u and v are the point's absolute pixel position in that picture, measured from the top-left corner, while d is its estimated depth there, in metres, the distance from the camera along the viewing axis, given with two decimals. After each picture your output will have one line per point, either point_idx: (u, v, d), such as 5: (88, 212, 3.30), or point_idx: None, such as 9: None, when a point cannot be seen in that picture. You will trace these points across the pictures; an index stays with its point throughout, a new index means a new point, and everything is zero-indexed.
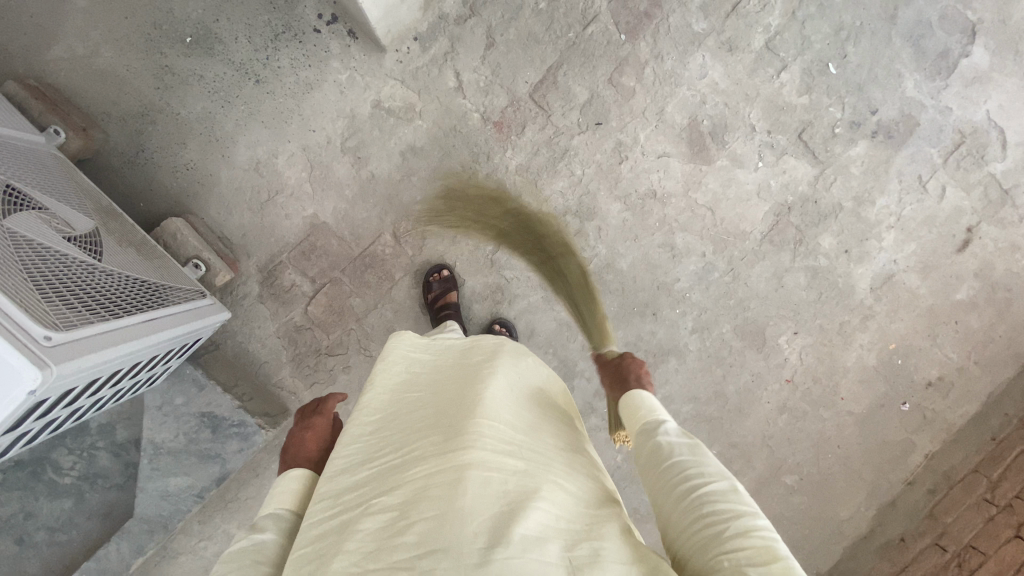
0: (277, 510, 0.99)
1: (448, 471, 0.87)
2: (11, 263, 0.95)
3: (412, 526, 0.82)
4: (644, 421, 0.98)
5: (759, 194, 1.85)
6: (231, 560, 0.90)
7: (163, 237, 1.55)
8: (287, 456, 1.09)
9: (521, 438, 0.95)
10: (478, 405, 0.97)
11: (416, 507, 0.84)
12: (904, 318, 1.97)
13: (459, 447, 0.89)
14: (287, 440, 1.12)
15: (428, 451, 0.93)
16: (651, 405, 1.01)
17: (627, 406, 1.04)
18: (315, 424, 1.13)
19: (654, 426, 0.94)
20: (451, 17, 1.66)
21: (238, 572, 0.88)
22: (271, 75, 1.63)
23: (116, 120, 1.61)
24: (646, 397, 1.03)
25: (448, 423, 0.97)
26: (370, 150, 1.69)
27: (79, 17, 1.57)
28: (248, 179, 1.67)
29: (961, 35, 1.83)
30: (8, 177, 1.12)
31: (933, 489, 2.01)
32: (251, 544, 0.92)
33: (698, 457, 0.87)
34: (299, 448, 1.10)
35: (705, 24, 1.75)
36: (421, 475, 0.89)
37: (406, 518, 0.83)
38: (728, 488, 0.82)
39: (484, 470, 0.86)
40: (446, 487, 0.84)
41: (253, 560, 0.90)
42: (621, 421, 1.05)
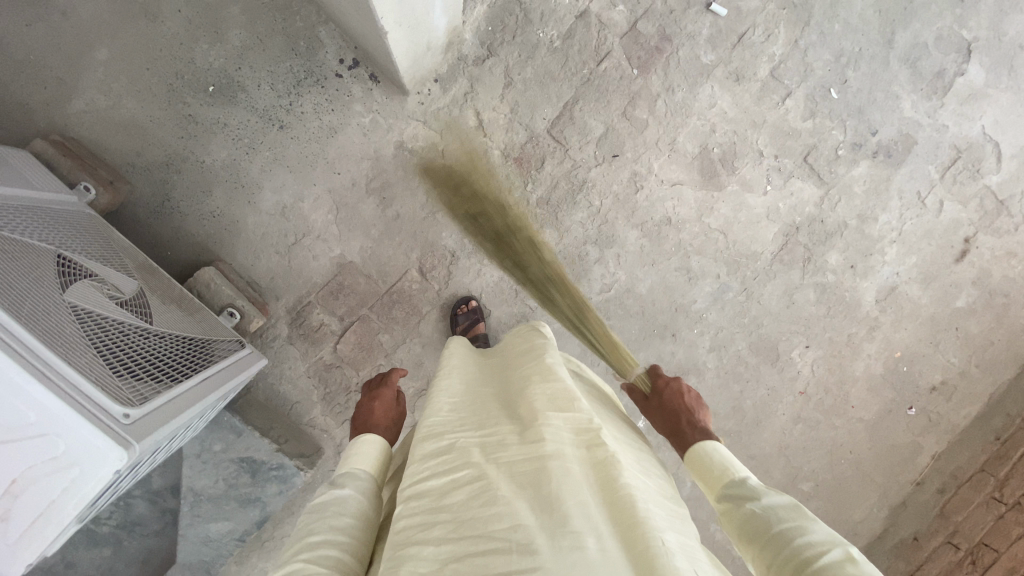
0: (354, 468, 1.03)
1: (533, 458, 0.88)
2: (79, 339, 0.98)
3: (505, 502, 0.81)
4: (726, 480, 0.97)
5: (769, 216, 1.93)
6: (314, 511, 0.93)
7: (196, 288, 1.57)
8: (359, 424, 1.13)
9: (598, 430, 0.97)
10: (552, 400, 1.00)
11: (504, 486, 0.85)
12: (908, 327, 2.06)
13: (540, 434, 0.91)
14: (357, 409, 1.18)
15: (508, 437, 0.94)
16: (725, 458, 1.01)
17: (703, 469, 1.02)
18: (382, 394, 1.19)
19: (742, 489, 0.94)
20: (470, 58, 1.70)
21: (320, 522, 0.90)
22: (294, 121, 1.65)
23: (140, 170, 1.61)
24: (717, 448, 1.03)
25: (526, 414, 0.99)
26: (395, 190, 1.73)
27: (100, 70, 1.57)
28: (275, 223, 1.69)
29: (956, 55, 1.92)
30: (58, 247, 1.14)
31: (942, 488, 2.11)
32: (330, 497, 0.95)
33: (803, 523, 0.85)
34: (368, 419, 1.14)
35: (713, 56, 1.82)
36: (505, 460, 0.90)
37: (496, 494, 0.83)
38: (844, 558, 0.80)
39: (568, 459, 0.88)
40: (535, 471, 0.86)
41: (333, 511, 0.92)
42: (694, 476, 1.05)
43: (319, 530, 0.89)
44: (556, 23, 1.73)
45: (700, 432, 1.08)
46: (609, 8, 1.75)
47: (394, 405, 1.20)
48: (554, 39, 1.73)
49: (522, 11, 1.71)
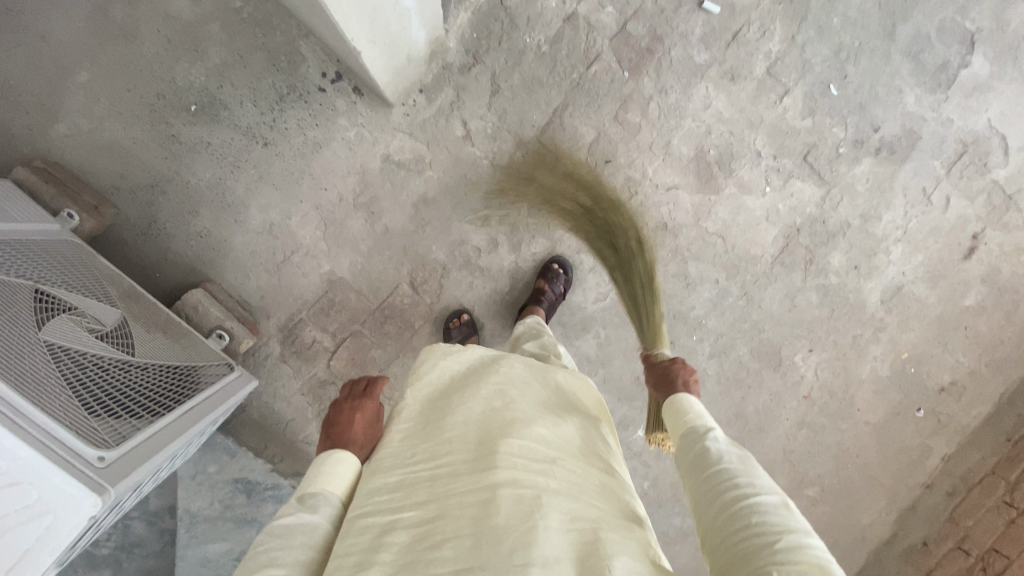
0: (324, 491, 0.96)
1: (482, 489, 0.88)
2: (54, 380, 0.97)
3: (449, 543, 0.83)
4: (691, 425, 1.06)
5: (768, 218, 1.87)
6: (275, 538, 0.88)
7: (184, 311, 1.56)
8: (332, 436, 1.05)
9: (553, 452, 0.96)
10: (505, 423, 0.99)
11: (451, 522, 0.86)
12: (915, 328, 2.01)
13: (490, 465, 0.91)
14: (335, 417, 1.08)
15: (458, 466, 0.94)
16: (699, 411, 1.09)
17: (670, 411, 1.12)
18: (365, 406, 1.08)
19: (703, 432, 1.02)
20: (455, 66, 1.66)
21: (284, 553, 0.86)
22: (279, 137, 1.63)
23: (125, 193, 1.59)
24: (693, 402, 1.11)
25: (478, 440, 0.97)
26: (383, 204, 1.70)
27: (81, 92, 1.55)
28: (263, 241, 1.67)
29: (960, 46, 1.84)
30: (37, 281, 1.13)
31: (952, 491, 2.06)
32: (295, 525, 0.90)
33: (749, 468, 0.92)
34: (344, 433, 1.06)
35: (706, 55, 1.76)
36: (453, 492, 0.90)
37: (442, 534, 0.84)
38: (778, 502, 0.86)
39: (519, 489, 0.88)
40: (482, 504, 0.86)
41: (296, 543, 0.88)
42: (665, 421, 1.13)
43: (279, 564, 0.84)
44: (543, 27, 1.68)
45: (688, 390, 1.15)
46: (597, 9, 1.69)
47: (377, 418, 1.11)
48: (541, 44, 1.68)
49: (507, 16, 1.66)
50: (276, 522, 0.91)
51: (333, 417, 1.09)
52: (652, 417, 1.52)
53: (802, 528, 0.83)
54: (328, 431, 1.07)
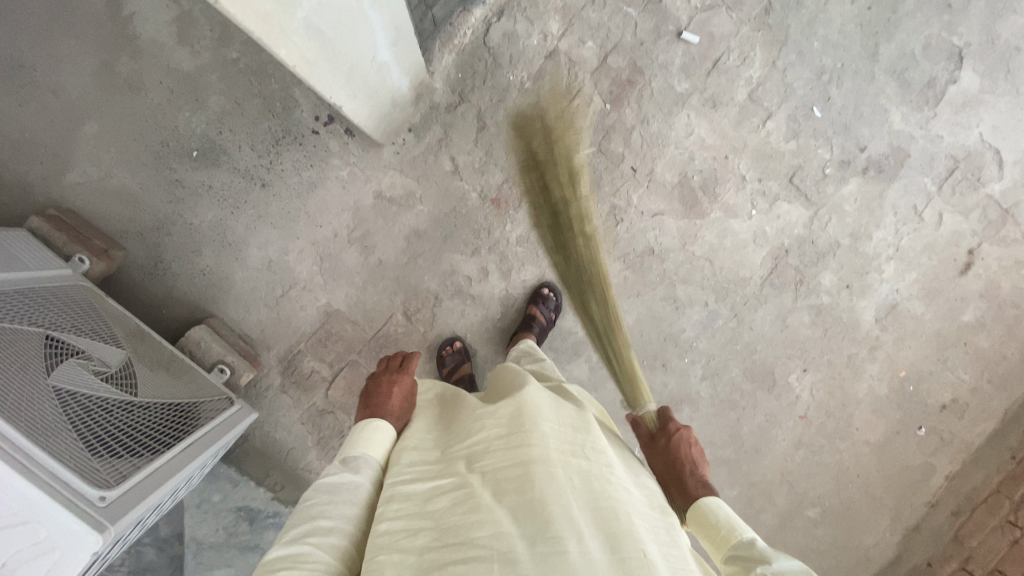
0: (365, 454, 1.07)
1: (519, 463, 0.95)
2: (60, 423, 1.04)
3: (490, 509, 0.89)
4: (736, 542, 1.00)
5: (756, 240, 1.89)
6: (322, 494, 0.99)
7: (188, 347, 1.64)
8: (371, 404, 1.17)
9: (577, 437, 1.05)
10: (537, 409, 1.07)
11: (490, 494, 0.92)
12: (912, 345, 1.99)
13: (525, 443, 0.98)
14: (375, 387, 1.23)
15: (494, 443, 1.00)
16: (731, 519, 1.03)
17: (705, 525, 1.06)
18: (402, 381, 1.24)
19: (750, 554, 0.96)
20: (442, 105, 1.73)
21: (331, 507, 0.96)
22: (275, 178, 1.71)
23: (133, 236, 1.69)
24: (723, 507, 1.07)
25: (510, 418, 1.04)
26: (376, 238, 1.77)
27: (91, 143, 1.65)
28: (262, 277, 1.75)
29: (946, 63, 1.85)
30: (48, 327, 1.21)
31: (957, 511, 2.03)
32: (340, 484, 1.01)
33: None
34: (381, 403, 1.18)
35: (687, 84, 1.80)
36: (489, 466, 0.97)
37: (481, 502, 0.90)
38: None
39: (553, 467, 0.94)
40: (518, 476, 0.93)
41: (341, 500, 0.98)
42: (702, 539, 1.07)
43: (325, 516, 0.95)
44: (526, 64, 1.74)
45: (707, 489, 1.11)
46: (578, 45, 1.75)
47: (408, 395, 1.24)
48: (524, 80, 1.75)
49: (490, 55, 1.72)
50: (322, 481, 1.02)
51: (372, 388, 1.24)
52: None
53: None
54: (365, 401, 1.21)
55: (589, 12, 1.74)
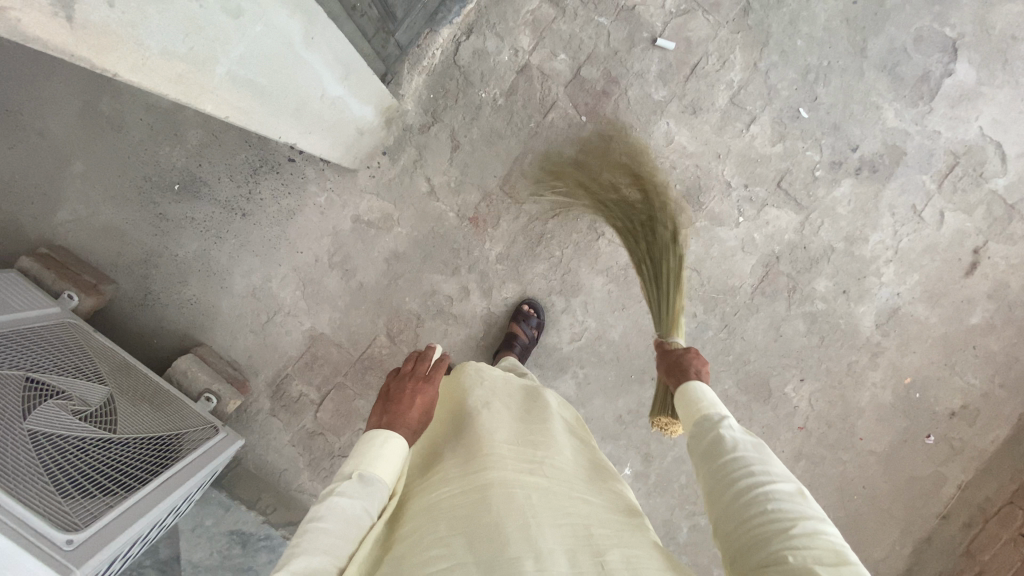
0: (381, 480, 0.94)
1: (474, 489, 0.91)
2: (31, 469, 1.10)
3: (444, 536, 0.84)
4: (703, 413, 1.01)
5: (744, 248, 1.84)
6: (334, 523, 0.85)
7: (175, 377, 1.67)
8: (388, 411, 1.02)
9: (537, 454, 1.01)
10: (495, 432, 1.04)
11: (445, 522, 0.87)
12: (916, 350, 1.90)
13: (481, 466, 0.94)
14: (396, 391, 1.07)
15: (449, 470, 0.97)
16: (712, 399, 1.04)
17: (682, 402, 1.07)
18: (425, 391, 1.07)
19: (715, 420, 0.98)
20: (415, 127, 1.74)
21: (336, 539, 0.84)
22: (255, 207, 1.74)
23: (123, 270, 1.74)
24: (703, 388, 1.07)
25: (468, 445, 1.01)
26: (356, 262, 1.78)
27: (79, 182, 1.71)
28: (247, 305, 1.78)
29: (941, 54, 1.75)
30: (30, 369, 1.25)
31: (969, 522, 1.95)
32: (352, 512, 0.88)
33: (765, 458, 0.89)
34: (399, 409, 1.04)
35: (665, 92, 1.75)
36: (444, 492, 0.92)
37: (436, 530, 0.85)
38: (794, 490, 0.84)
39: (509, 488, 0.91)
40: (475, 501, 0.89)
41: (350, 533, 0.86)
42: (676, 408, 1.08)
43: (336, 552, 0.82)
44: (497, 81, 1.73)
45: (698, 377, 1.11)
46: (550, 58, 1.72)
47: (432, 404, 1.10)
48: (496, 97, 1.73)
49: (461, 74, 1.72)
50: (333, 503, 0.88)
51: (394, 390, 1.08)
52: (657, 399, 1.36)
53: (821, 521, 0.80)
54: (385, 405, 1.05)
55: (559, 25, 1.71)
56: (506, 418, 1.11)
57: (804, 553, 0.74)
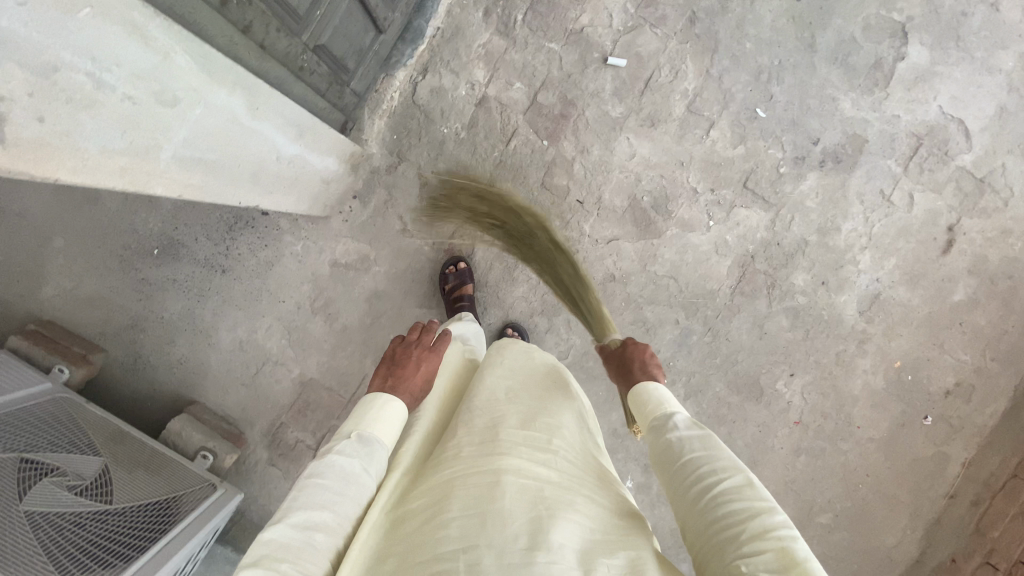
0: (378, 443, 0.97)
1: (486, 474, 0.88)
2: (30, 551, 1.14)
3: (456, 518, 0.82)
4: (653, 415, 1.01)
5: (718, 251, 1.86)
6: (330, 480, 0.88)
7: (170, 439, 1.69)
8: (393, 375, 1.06)
9: (554, 444, 0.98)
10: (512, 421, 1.01)
11: (455, 504, 0.84)
12: (903, 333, 1.91)
13: (497, 453, 0.92)
14: (401, 357, 1.11)
15: (465, 451, 0.94)
16: (660, 396, 1.04)
17: (635, 405, 1.07)
18: (429, 360, 1.12)
19: (664, 420, 0.98)
20: (382, 169, 1.78)
21: (334, 494, 0.87)
22: (234, 263, 1.77)
23: (111, 337, 1.78)
24: (654, 386, 1.07)
25: (484, 429, 0.98)
26: (338, 305, 1.81)
27: (61, 256, 1.75)
28: (235, 359, 1.80)
29: (891, 40, 1.78)
30: (25, 450, 1.28)
31: (977, 500, 1.94)
32: (348, 471, 0.91)
33: (711, 452, 0.88)
34: (403, 374, 1.08)
35: (622, 108, 1.78)
36: (458, 473, 0.89)
37: (446, 512, 0.83)
38: (743, 483, 0.83)
39: (523, 479, 0.88)
40: (486, 486, 0.86)
41: (349, 490, 0.88)
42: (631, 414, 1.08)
43: (329, 508, 0.85)
44: (457, 116, 1.76)
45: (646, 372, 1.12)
46: (506, 88, 1.76)
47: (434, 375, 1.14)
48: (458, 131, 1.77)
49: (422, 113, 1.76)
50: (330, 461, 0.91)
51: (400, 354, 1.13)
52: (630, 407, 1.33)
53: (768, 505, 0.79)
54: (390, 368, 1.10)
55: (511, 55, 1.75)
56: (525, 404, 1.08)
57: (754, 555, 0.73)
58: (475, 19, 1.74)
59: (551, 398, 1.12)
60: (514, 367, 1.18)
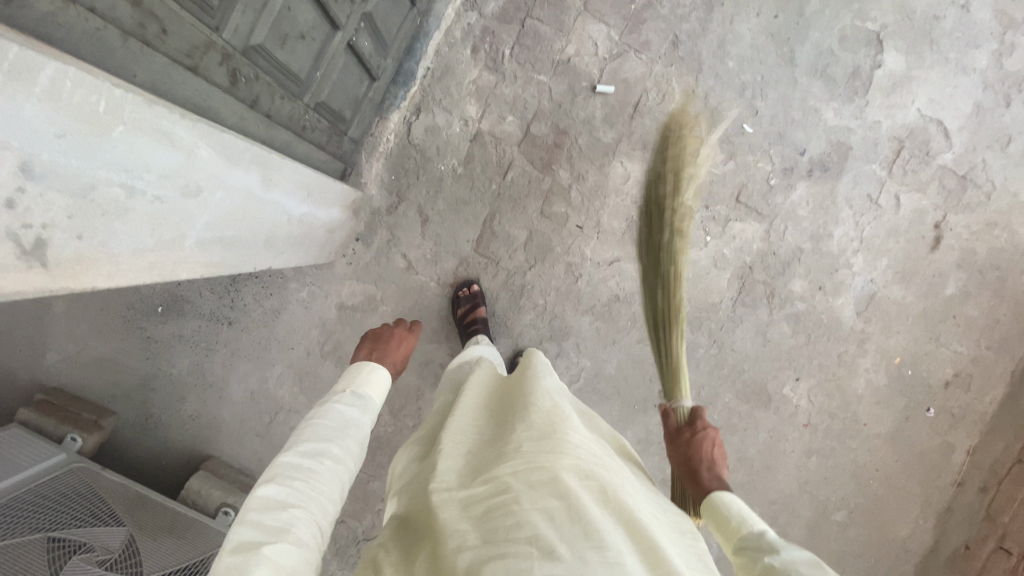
0: (369, 399, 1.06)
1: (551, 469, 0.81)
2: None
3: (524, 513, 0.74)
4: (747, 537, 0.91)
5: (717, 264, 1.90)
6: (330, 423, 0.95)
7: (189, 498, 1.66)
8: (378, 347, 1.18)
9: (601, 449, 0.93)
10: (568, 419, 0.94)
11: (523, 499, 0.76)
12: (900, 330, 1.96)
13: (560, 449, 0.85)
14: (381, 334, 1.24)
15: (523, 443, 0.86)
16: (748, 516, 0.96)
17: (721, 523, 0.97)
18: (405, 338, 1.26)
19: (763, 544, 0.88)
20: (383, 209, 1.79)
21: (337, 432, 0.93)
22: (240, 314, 1.77)
23: (120, 399, 1.76)
24: (736, 502, 0.99)
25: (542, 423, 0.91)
26: (347, 348, 1.81)
27: (63, 321, 1.73)
28: (248, 409, 1.80)
29: (867, 49, 1.84)
30: (51, 529, 1.28)
31: (984, 487, 2.00)
32: (346, 415, 0.98)
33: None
34: (387, 348, 1.19)
35: (613, 133, 1.82)
36: (519, 466, 0.81)
37: (516, 507, 0.75)
38: None
39: (587, 478, 0.81)
40: (554, 482, 0.79)
41: (348, 430, 0.95)
42: (717, 535, 0.99)
43: (333, 440, 0.91)
44: (453, 152, 1.78)
45: (718, 479, 1.04)
46: (499, 122, 1.79)
47: (407, 356, 1.26)
48: (455, 166, 1.79)
49: (418, 152, 1.78)
50: (328, 410, 0.98)
51: (382, 334, 1.24)
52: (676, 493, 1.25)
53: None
54: (373, 343, 1.20)
55: (502, 89, 1.78)
56: (572, 413, 1.01)
57: None
58: (464, 56, 1.76)
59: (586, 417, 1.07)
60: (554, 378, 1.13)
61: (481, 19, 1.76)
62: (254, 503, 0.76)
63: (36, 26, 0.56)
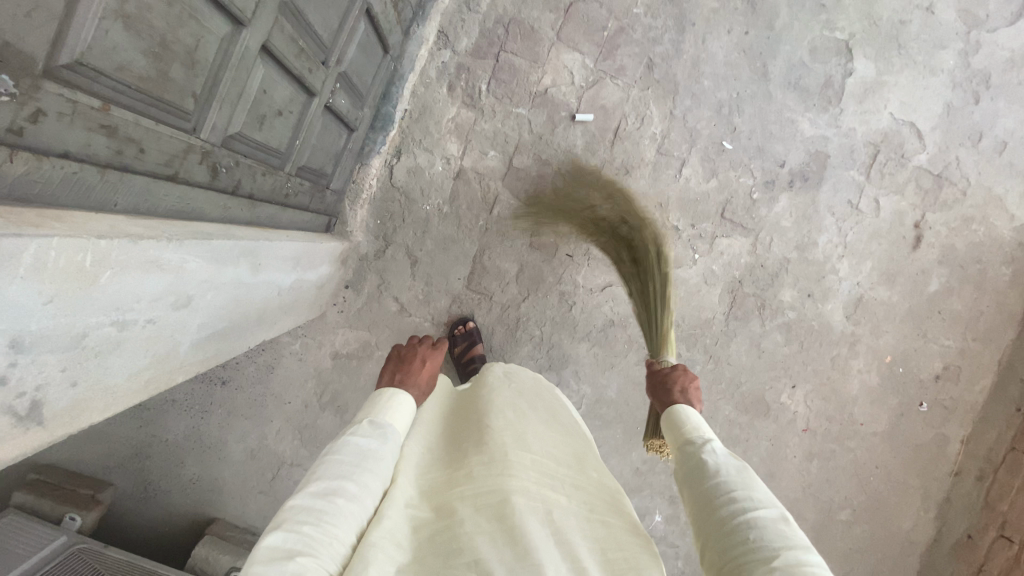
0: (393, 429, 0.92)
1: (497, 492, 0.84)
2: None
3: (467, 537, 0.78)
4: (688, 437, 0.99)
5: (708, 281, 1.92)
6: (348, 457, 0.83)
7: (197, 566, 1.61)
8: (401, 368, 1.05)
9: (558, 466, 0.96)
10: (524, 437, 0.97)
11: (467, 523, 0.80)
12: (889, 329, 2.00)
13: (508, 470, 0.88)
14: (405, 355, 1.10)
15: (473, 467, 0.89)
16: (691, 418, 1.03)
17: (669, 426, 1.04)
18: (432, 358, 1.11)
19: (699, 444, 0.95)
20: (370, 255, 1.77)
21: (355, 471, 0.81)
22: (233, 372, 1.74)
23: (116, 469, 1.73)
24: (688, 410, 1.05)
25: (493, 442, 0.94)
26: (346, 397, 1.79)
27: None
28: (249, 467, 1.78)
29: (837, 58, 1.86)
30: None
31: (981, 476, 2.05)
32: (370, 450, 0.86)
33: (747, 480, 0.87)
34: (410, 370, 1.06)
35: (596, 160, 1.82)
36: (467, 491, 0.85)
37: (461, 534, 0.78)
38: (779, 517, 0.82)
39: (532, 500, 0.85)
40: (498, 506, 0.82)
41: (372, 467, 0.83)
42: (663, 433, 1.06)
43: (351, 478, 0.80)
44: (437, 192, 1.77)
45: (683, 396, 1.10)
46: (481, 157, 1.78)
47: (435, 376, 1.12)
48: (441, 205, 1.78)
49: (401, 194, 1.77)
50: (345, 442, 0.86)
51: (404, 354, 1.11)
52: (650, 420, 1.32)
53: (803, 544, 0.78)
54: (396, 365, 1.08)
55: (482, 125, 1.77)
56: (534, 424, 1.03)
57: None
58: (441, 95, 1.75)
59: (551, 422, 1.08)
60: (516, 386, 1.14)
61: (455, 56, 1.75)
62: (259, 555, 0.67)
63: (10, 190, 0.57)
